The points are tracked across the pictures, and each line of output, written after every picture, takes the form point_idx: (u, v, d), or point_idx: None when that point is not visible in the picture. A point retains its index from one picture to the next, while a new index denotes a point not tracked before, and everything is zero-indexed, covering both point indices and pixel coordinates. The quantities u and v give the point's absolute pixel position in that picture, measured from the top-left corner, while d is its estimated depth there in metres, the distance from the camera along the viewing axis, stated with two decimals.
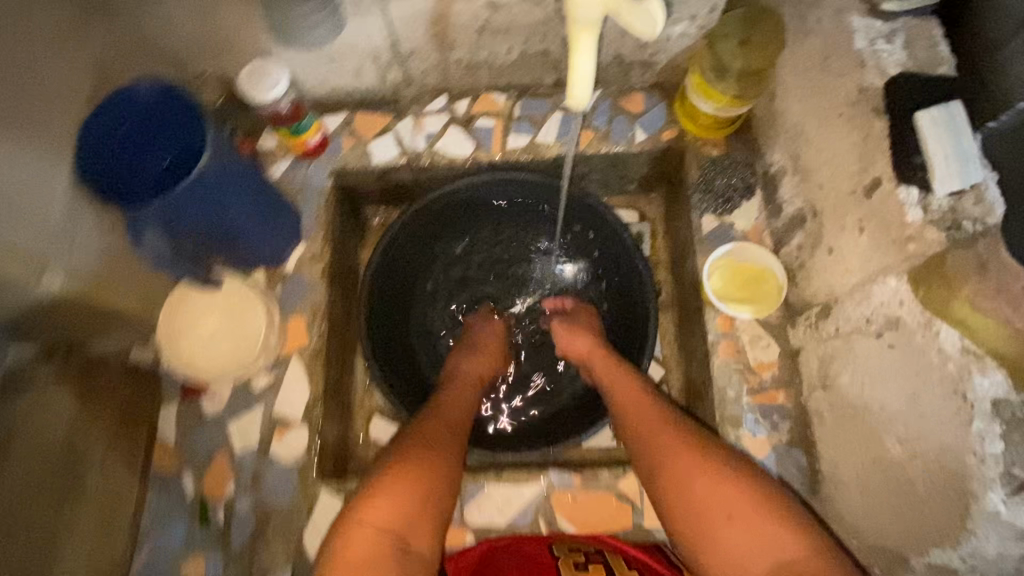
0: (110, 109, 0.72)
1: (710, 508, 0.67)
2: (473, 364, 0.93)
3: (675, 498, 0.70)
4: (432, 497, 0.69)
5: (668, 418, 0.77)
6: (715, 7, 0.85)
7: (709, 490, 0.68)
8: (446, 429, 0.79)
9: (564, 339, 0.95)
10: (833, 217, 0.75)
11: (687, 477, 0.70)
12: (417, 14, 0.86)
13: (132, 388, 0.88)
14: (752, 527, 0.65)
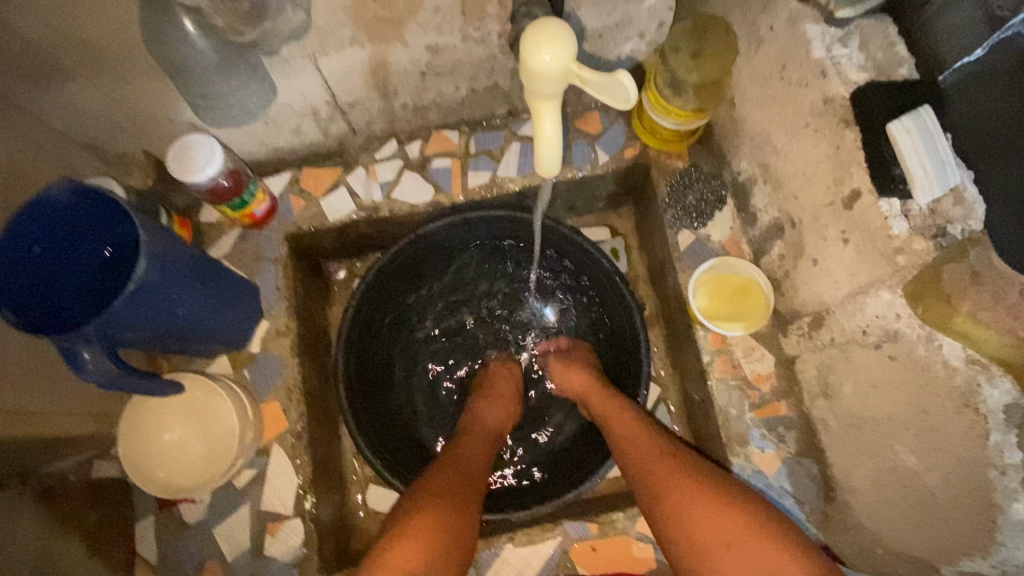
0: (28, 223, 0.62)
1: (708, 536, 0.63)
2: (485, 411, 0.88)
3: (673, 529, 0.65)
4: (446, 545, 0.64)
5: (665, 446, 0.73)
6: (662, 22, 0.85)
7: (708, 518, 0.64)
8: (463, 475, 0.74)
9: (558, 376, 0.90)
10: (812, 227, 0.73)
11: (683, 505, 0.66)
12: (352, 68, 0.80)
13: (100, 512, 0.81)
14: (753, 556, 0.60)
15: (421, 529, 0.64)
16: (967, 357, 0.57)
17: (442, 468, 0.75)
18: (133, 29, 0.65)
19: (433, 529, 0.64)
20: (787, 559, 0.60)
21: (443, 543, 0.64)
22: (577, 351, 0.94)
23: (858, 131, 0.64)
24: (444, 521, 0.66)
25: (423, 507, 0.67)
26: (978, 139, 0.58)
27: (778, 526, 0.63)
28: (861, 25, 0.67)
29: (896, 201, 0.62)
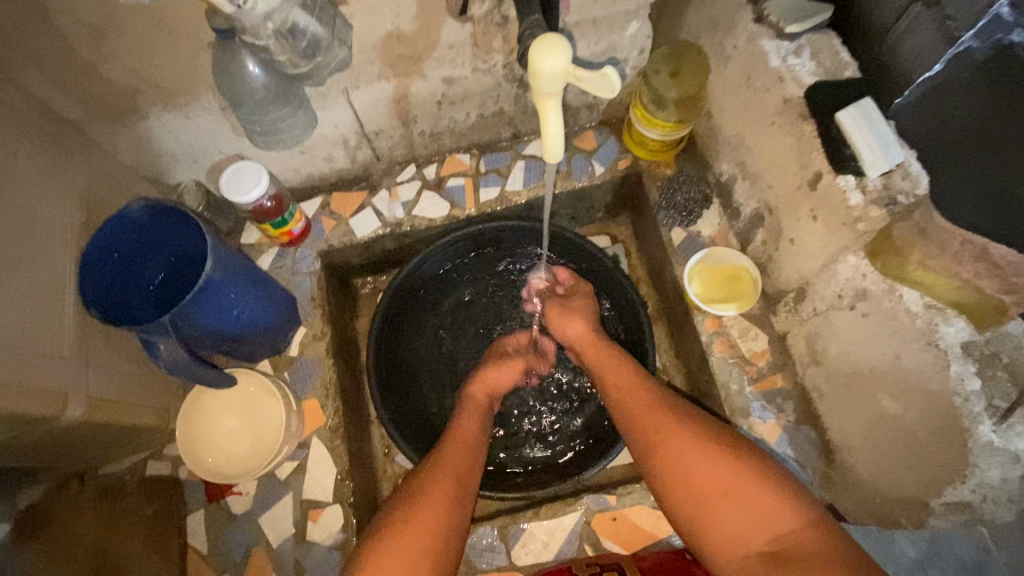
0: (110, 235, 0.73)
1: (707, 486, 0.67)
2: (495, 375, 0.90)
3: (672, 480, 0.70)
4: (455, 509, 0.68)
5: (662, 402, 0.77)
6: (643, 49, 0.99)
7: (706, 469, 0.68)
8: (472, 445, 0.77)
9: (557, 326, 0.94)
10: (787, 211, 0.83)
11: (680, 456, 0.70)
12: (380, 98, 0.92)
13: (155, 504, 0.88)
14: (749, 502, 0.65)
15: (430, 491, 0.69)
16: (924, 303, 0.67)
17: (451, 438, 0.78)
18: (203, 71, 0.78)
19: (446, 493, 0.69)
20: (783, 501, 0.65)
21: (452, 509, 0.68)
22: (578, 301, 0.97)
23: (814, 122, 0.75)
24: (456, 490, 0.70)
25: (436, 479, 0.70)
26: (914, 124, 0.68)
27: (774, 472, 0.67)
28: (811, 38, 0.80)
29: (851, 177, 0.72)
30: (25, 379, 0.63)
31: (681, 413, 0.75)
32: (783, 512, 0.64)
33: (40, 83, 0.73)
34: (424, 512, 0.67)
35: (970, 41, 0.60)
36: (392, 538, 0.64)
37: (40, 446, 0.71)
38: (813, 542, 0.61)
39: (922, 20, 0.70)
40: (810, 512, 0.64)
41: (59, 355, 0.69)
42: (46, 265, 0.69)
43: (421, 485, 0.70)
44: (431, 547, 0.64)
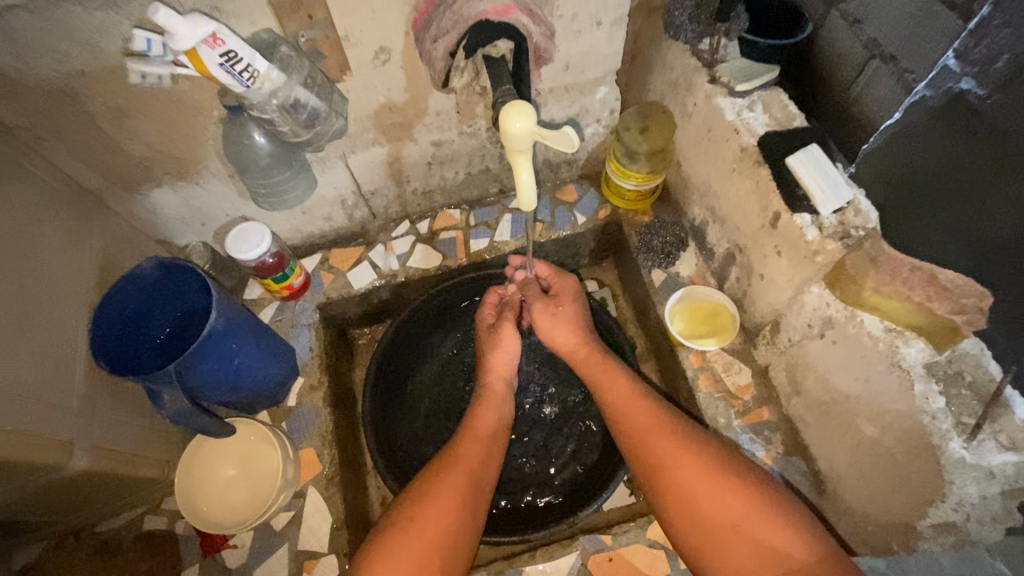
0: (120, 293, 0.78)
1: (717, 518, 0.70)
2: (499, 359, 0.91)
3: (676, 502, 0.73)
4: (462, 516, 0.73)
5: (670, 419, 0.80)
6: (613, 109, 1.09)
7: (713, 495, 0.71)
8: (482, 443, 0.81)
9: (548, 332, 0.94)
10: (755, 249, 0.89)
11: (688, 481, 0.73)
12: (374, 161, 1.01)
13: (150, 560, 0.88)
14: (760, 539, 0.68)
15: (437, 495, 0.73)
16: (884, 327, 0.70)
17: (461, 441, 0.81)
18: (214, 142, 0.87)
19: (450, 501, 0.73)
20: (791, 537, 0.67)
21: (457, 517, 0.72)
22: (568, 305, 0.95)
23: (768, 167, 0.82)
24: (464, 489, 0.75)
25: (445, 477, 0.75)
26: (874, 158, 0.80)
27: (786, 509, 0.70)
28: (761, 95, 0.89)
29: (806, 215, 0.78)
30: (33, 429, 0.66)
31: (688, 436, 0.78)
32: (793, 549, 0.66)
33: (64, 155, 0.81)
34: (436, 514, 0.71)
35: (925, 90, 0.73)
36: (404, 545, 0.68)
37: (43, 495, 0.72)
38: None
39: (880, 72, 0.80)
40: (819, 547, 0.67)
41: (69, 404, 0.72)
42: (62, 320, 0.74)
43: (429, 494, 0.73)
44: (442, 549, 0.69)
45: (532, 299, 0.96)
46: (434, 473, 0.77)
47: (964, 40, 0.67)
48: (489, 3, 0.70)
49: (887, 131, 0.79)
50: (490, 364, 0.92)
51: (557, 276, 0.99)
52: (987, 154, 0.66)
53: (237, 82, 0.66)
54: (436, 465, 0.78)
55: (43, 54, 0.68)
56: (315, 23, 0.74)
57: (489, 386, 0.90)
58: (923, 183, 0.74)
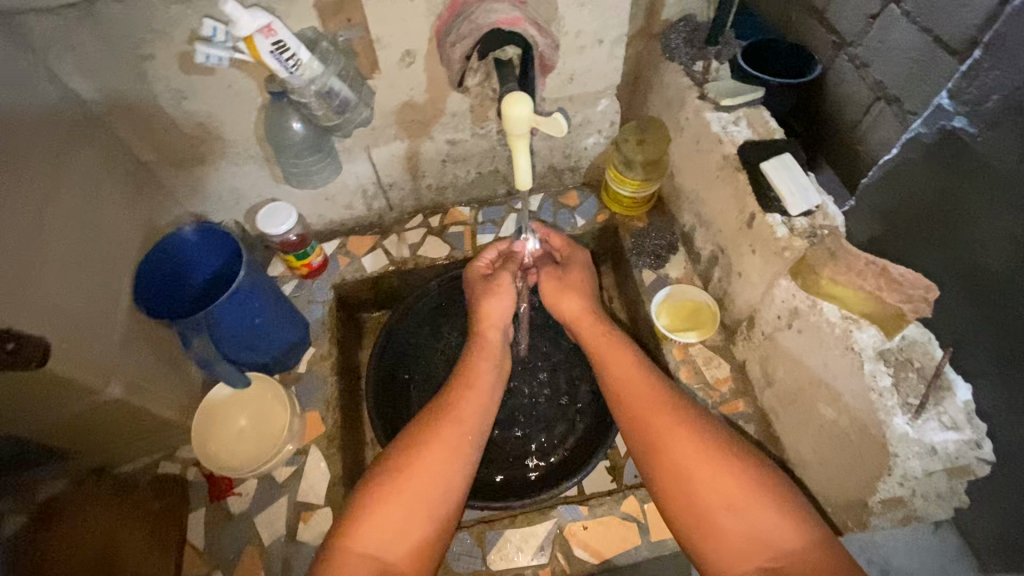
0: (163, 249, 0.90)
1: (711, 498, 0.73)
2: (495, 306, 0.96)
3: (667, 476, 0.77)
4: (454, 465, 0.79)
5: (668, 394, 0.84)
6: (613, 122, 1.20)
7: (708, 475, 0.74)
8: (476, 394, 0.87)
9: (554, 298, 0.99)
10: (734, 250, 0.97)
11: (685, 458, 0.76)
12: (395, 155, 1.12)
13: (163, 500, 0.96)
14: (748, 519, 0.71)
15: (430, 445, 0.79)
16: (842, 314, 0.78)
17: (458, 395, 0.86)
18: (256, 126, 0.98)
19: (442, 450, 0.79)
20: (781, 520, 0.71)
21: (450, 465, 0.78)
22: (574, 275, 1.01)
23: (745, 173, 0.91)
24: (458, 441, 0.81)
25: (440, 430, 0.81)
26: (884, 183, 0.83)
27: (779, 493, 0.73)
28: (745, 112, 0.98)
29: (777, 215, 0.86)
30: (81, 353, 0.75)
31: (682, 409, 0.81)
32: (778, 529, 0.70)
33: (127, 129, 0.93)
34: (429, 467, 0.77)
35: (921, 128, 0.77)
36: (395, 499, 0.75)
37: (78, 418, 0.81)
38: (813, 562, 0.67)
39: (885, 115, 1.00)
40: (808, 531, 0.71)
41: (112, 339, 0.82)
42: (110, 268, 0.84)
43: (423, 445, 0.79)
44: (433, 500, 0.76)
45: (542, 266, 1.03)
46: (429, 425, 0.82)
47: (958, 81, 0.71)
48: (501, 15, 0.80)
49: (885, 167, 0.82)
50: (486, 312, 0.96)
51: (568, 249, 1.05)
52: (990, 187, 0.71)
53: (282, 68, 0.77)
54: (434, 419, 0.83)
55: (123, 37, 0.80)
56: (352, 26, 0.86)
57: (483, 335, 0.95)
58: (920, 212, 0.80)
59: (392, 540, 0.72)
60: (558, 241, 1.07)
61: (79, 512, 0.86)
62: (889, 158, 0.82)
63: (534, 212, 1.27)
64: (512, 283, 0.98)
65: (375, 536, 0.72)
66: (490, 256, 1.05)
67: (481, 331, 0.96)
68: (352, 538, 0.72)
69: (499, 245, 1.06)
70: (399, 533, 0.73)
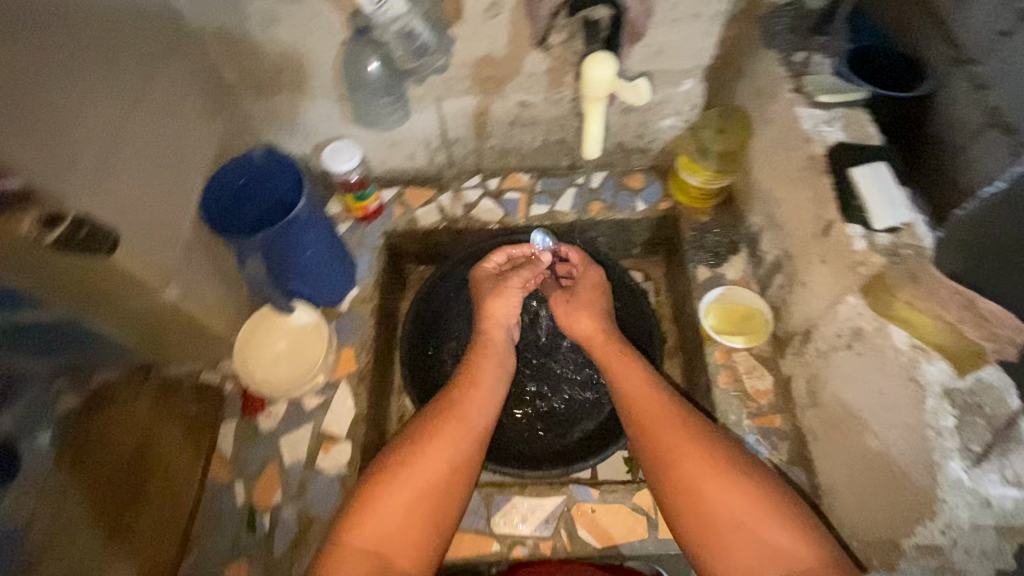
0: (233, 169, 0.93)
1: (721, 516, 0.70)
2: (499, 307, 0.96)
3: (678, 493, 0.73)
4: (454, 462, 0.78)
5: (676, 407, 0.80)
6: (694, 105, 1.14)
7: (719, 493, 0.71)
8: (479, 392, 0.85)
9: (567, 318, 0.98)
10: (803, 258, 0.91)
11: (694, 477, 0.73)
12: (464, 110, 1.11)
13: (200, 404, 1.02)
14: (763, 538, 0.68)
15: (431, 441, 0.78)
16: (911, 342, 0.71)
17: (460, 392, 0.85)
18: (333, 61, 0.99)
19: (442, 445, 0.78)
20: (796, 538, 0.68)
21: (450, 461, 0.77)
22: (585, 291, 1.00)
23: (831, 178, 0.84)
24: (461, 439, 0.79)
25: (440, 428, 0.79)
26: (973, 214, 0.69)
27: (790, 508, 0.70)
28: (844, 112, 0.89)
29: (859, 227, 0.79)
30: (147, 254, 0.79)
31: (692, 426, 0.78)
32: (793, 548, 0.67)
33: (212, 48, 0.96)
34: (428, 463, 0.76)
35: None
36: (394, 494, 0.74)
37: (136, 315, 0.86)
38: None
39: (997, 144, 0.66)
40: (822, 546, 0.68)
41: (176, 246, 0.86)
42: (181, 178, 0.88)
43: (423, 439, 0.79)
44: (433, 497, 0.75)
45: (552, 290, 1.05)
46: (430, 422, 0.81)
47: None
48: None
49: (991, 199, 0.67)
50: (489, 311, 0.96)
51: (584, 266, 1.04)
52: None
53: (367, 2, 0.77)
54: (434, 415, 0.82)
55: None
56: None
57: (487, 333, 0.95)
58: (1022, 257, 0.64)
59: (391, 532, 0.72)
60: (576, 255, 1.05)
61: (123, 408, 0.96)
62: (997, 187, 0.66)
63: (595, 189, 1.23)
64: (518, 284, 0.98)
65: (374, 529, 0.72)
66: (498, 259, 1.04)
67: (485, 330, 0.95)
68: (351, 535, 0.72)
69: (508, 251, 1.05)
70: (400, 525, 0.72)
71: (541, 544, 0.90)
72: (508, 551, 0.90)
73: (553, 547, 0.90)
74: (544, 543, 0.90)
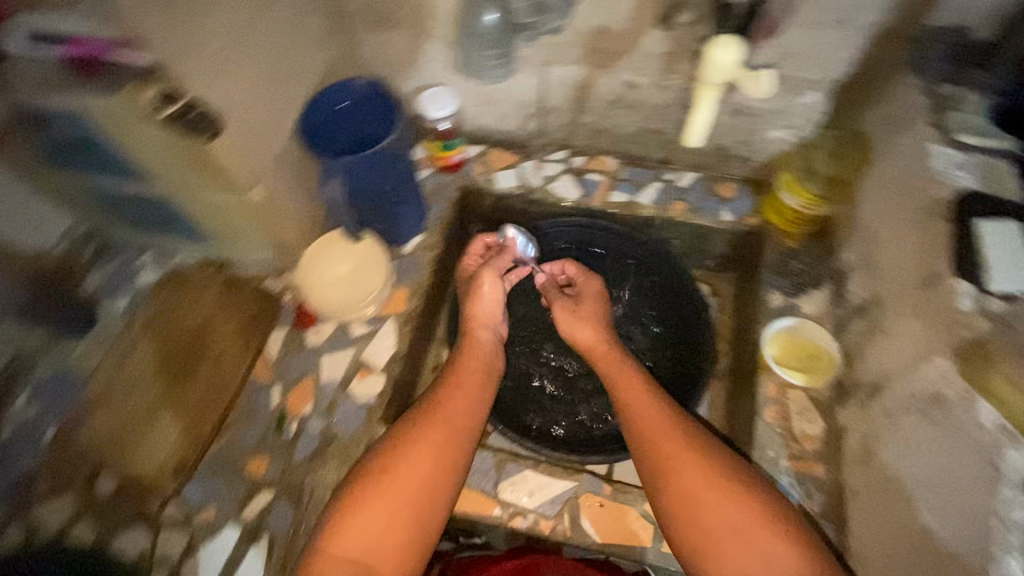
0: (338, 91, 0.96)
1: (724, 530, 0.68)
2: (481, 308, 0.97)
3: (681, 507, 0.71)
4: (443, 464, 0.76)
5: (677, 417, 0.79)
6: (813, 121, 1.05)
7: (721, 506, 0.69)
8: (463, 394, 0.85)
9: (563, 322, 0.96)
10: (896, 307, 0.83)
11: (693, 490, 0.71)
12: (568, 80, 1.08)
13: (261, 306, 1.10)
14: (769, 557, 0.65)
15: (415, 442, 0.77)
16: (999, 423, 0.63)
17: (445, 393, 0.85)
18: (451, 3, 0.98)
19: (426, 445, 0.77)
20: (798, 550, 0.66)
21: (433, 463, 0.76)
22: (581, 297, 0.99)
23: (949, 226, 0.76)
24: (445, 440, 0.79)
25: (422, 431, 0.79)
26: None
27: (788, 519, 0.69)
28: (985, 160, 0.80)
29: (969, 286, 0.72)
30: (243, 153, 0.84)
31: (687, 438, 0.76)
32: (800, 572, 0.64)
33: None
34: (410, 463, 0.75)
35: None
36: (376, 494, 0.73)
37: (219, 207, 0.92)
38: None
39: None
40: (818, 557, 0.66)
41: (270, 152, 0.90)
42: (287, 89, 0.92)
43: (407, 439, 0.78)
44: (417, 508, 0.73)
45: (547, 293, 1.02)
46: (413, 422, 0.81)
47: None
48: None
49: None
50: (473, 310, 0.97)
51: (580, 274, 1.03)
52: None
53: None
54: (416, 416, 0.81)
55: None
56: None
57: (474, 333, 0.96)
58: None
59: (376, 530, 0.71)
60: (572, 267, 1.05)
61: (194, 293, 1.03)
62: None
63: (682, 188, 1.17)
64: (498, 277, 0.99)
65: (355, 537, 0.71)
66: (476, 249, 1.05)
67: (471, 330, 0.96)
68: (332, 540, 0.71)
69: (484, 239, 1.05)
70: (385, 521, 0.71)
71: (541, 522, 0.90)
72: (507, 519, 0.90)
73: (552, 528, 0.89)
74: (544, 522, 0.89)
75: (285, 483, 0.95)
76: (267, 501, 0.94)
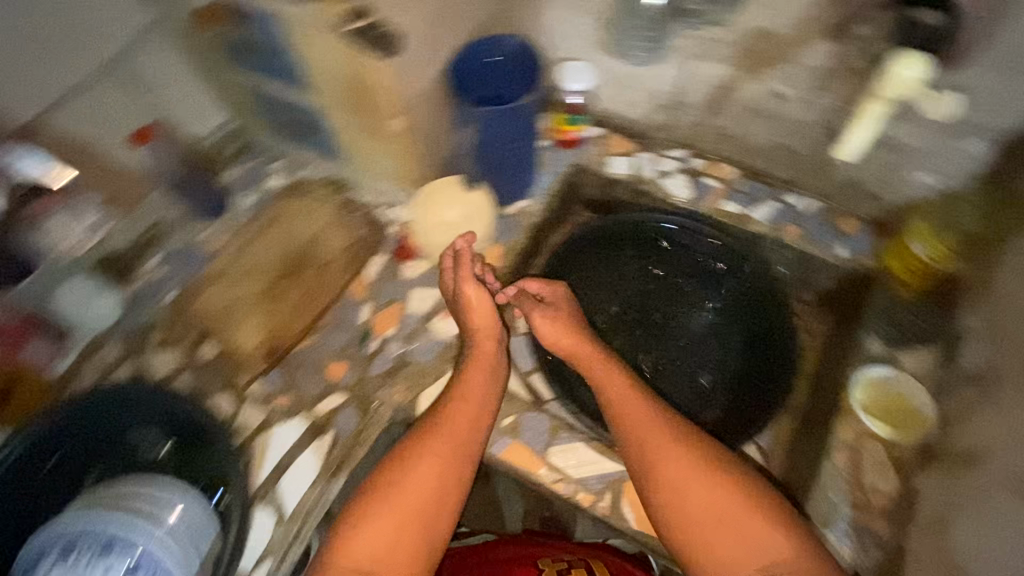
0: (489, 45, 1.01)
1: (707, 509, 0.76)
2: (476, 318, 0.96)
3: (670, 500, 0.78)
4: (447, 479, 0.83)
5: (656, 416, 0.84)
6: (967, 173, 0.98)
7: (705, 490, 0.77)
8: (466, 413, 0.89)
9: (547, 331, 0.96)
10: (1014, 380, 0.77)
11: (682, 482, 0.78)
12: (711, 79, 1.08)
13: (370, 230, 1.15)
14: (743, 532, 0.75)
15: (421, 456, 0.84)
16: None
17: (448, 408, 0.90)
18: None
19: (432, 461, 0.84)
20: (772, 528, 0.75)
21: (439, 478, 0.83)
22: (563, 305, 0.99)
23: None
24: (450, 455, 0.85)
25: (425, 448, 0.85)
26: None
27: (768, 503, 0.77)
28: None
29: None
30: (399, 83, 0.90)
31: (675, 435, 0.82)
32: (774, 549, 0.73)
33: None
34: (417, 477, 0.82)
35: None
36: (387, 508, 0.80)
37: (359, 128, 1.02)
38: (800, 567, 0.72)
39: None
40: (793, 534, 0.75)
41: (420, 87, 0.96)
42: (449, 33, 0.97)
43: (414, 457, 0.84)
44: (424, 517, 0.80)
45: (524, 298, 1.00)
46: (418, 440, 0.86)
47: None
48: None
49: None
50: (472, 323, 0.97)
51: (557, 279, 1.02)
52: None
53: None
54: (418, 434, 0.87)
55: None
56: None
57: (478, 345, 0.96)
58: None
59: (389, 533, 0.78)
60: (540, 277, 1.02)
61: (312, 205, 1.16)
62: None
63: (799, 213, 1.13)
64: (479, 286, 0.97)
65: (366, 547, 0.78)
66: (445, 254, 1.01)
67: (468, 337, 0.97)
68: (343, 551, 0.77)
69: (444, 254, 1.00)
70: (399, 529, 0.79)
71: (582, 494, 0.92)
72: (551, 482, 0.93)
73: (592, 502, 0.91)
74: (586, 494, 0.92)
75: (356, 392, 1.03)
76: (337, 403, 1.02)
